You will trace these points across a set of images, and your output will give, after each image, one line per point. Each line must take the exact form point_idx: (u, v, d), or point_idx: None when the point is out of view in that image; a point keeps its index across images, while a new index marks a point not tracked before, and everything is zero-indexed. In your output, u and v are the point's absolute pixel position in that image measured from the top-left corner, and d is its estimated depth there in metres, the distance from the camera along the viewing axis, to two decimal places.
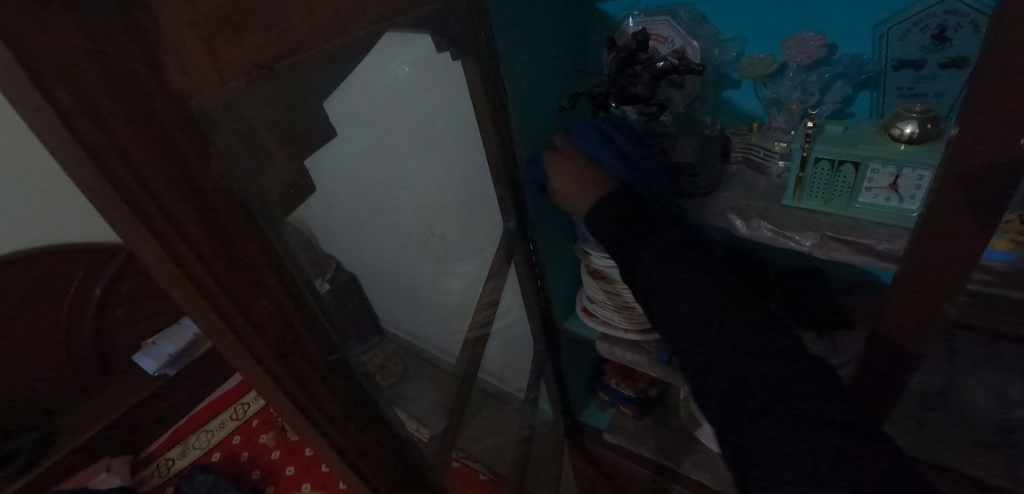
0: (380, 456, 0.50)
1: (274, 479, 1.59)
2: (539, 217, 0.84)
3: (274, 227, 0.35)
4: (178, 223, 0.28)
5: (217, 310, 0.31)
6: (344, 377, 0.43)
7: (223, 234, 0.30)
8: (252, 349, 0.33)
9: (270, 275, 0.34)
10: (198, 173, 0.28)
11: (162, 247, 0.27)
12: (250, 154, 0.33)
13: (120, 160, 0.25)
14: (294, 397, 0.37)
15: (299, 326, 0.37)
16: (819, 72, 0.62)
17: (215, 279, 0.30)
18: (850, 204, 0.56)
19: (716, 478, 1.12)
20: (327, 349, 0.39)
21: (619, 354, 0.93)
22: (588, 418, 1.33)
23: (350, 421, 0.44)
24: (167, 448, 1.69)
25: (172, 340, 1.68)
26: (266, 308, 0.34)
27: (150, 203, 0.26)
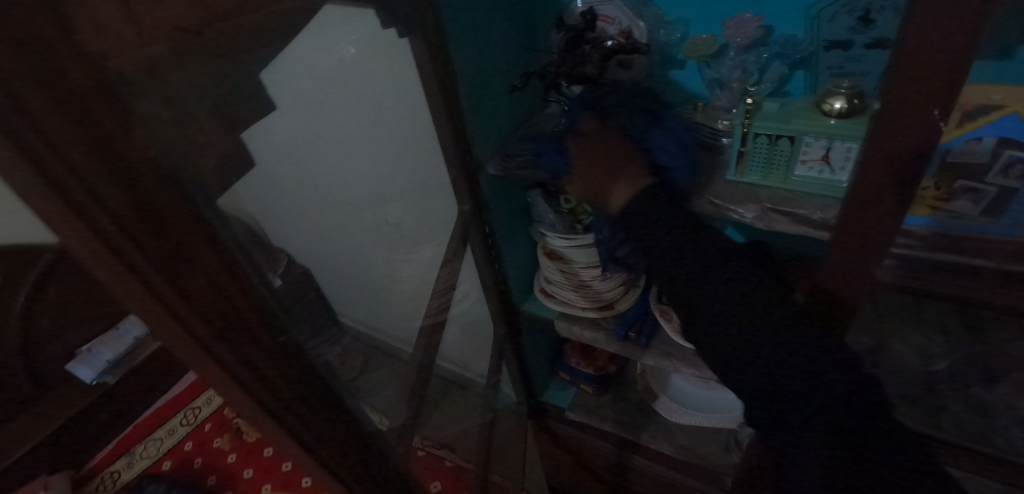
0: (339, 444, 0.49)
1: (230, 483, 1.55)
2: (493, 200, 0.84)
3: (205, 205, 0.34)
4: (104, 201, 0.26)
5: (153, 291, 0.30)
6: (296, 364, 0.42)
7: (152, 212, 0.29)
8: (197, 334, 0.33)
9: (210, 258, 0.33)
10: (120, 145, 0.27)
11: (87, 226, 0.26)
12: (178, 133, 0.33)
13: (32, 132, 0.23)
14: (244, 385, 0.37)
15: (244, 307, 0.36)
16: (757, 51, 0.65)
17: (147, 257, 0.29)
18: (787, 176, 0.59)
19: (674, 446, 1.18)
20: (267, 343, 0.39)
21: (578, 332, 0.94)
22: (551, 398, 1.35)
23: (306, 409, 0.44)
24: (112, 460, 1.62)
25: (110, 344, 1.52)
26: (207, 289, 0.33)
27: (72, 180, 0.25)
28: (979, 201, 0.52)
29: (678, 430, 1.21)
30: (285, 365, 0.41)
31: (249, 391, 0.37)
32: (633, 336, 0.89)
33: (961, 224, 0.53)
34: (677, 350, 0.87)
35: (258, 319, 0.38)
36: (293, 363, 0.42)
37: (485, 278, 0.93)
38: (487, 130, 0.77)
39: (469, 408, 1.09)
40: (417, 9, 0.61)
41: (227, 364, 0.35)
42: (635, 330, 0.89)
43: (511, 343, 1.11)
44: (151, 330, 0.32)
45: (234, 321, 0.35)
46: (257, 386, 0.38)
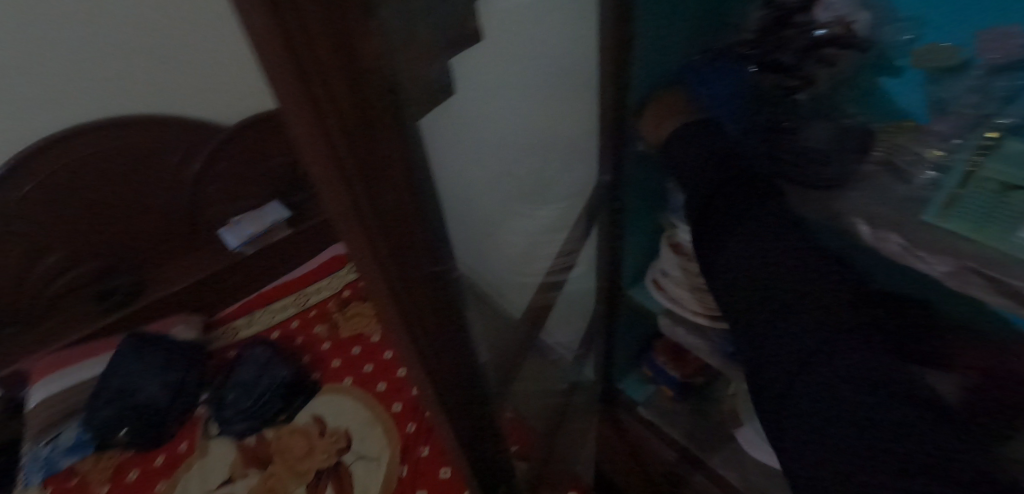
0: (449, 370, 0.52)
1: (319, 366, 1.71)
2: (630, 177, 0.80)
3: (403, 117, 0.35)
4: (336, 103, 0.28)
5: (351, 195, 0.31)
6: (434, 287, 0.44)
7: (366, 117, 0.30)
8: (373, 242, 0.35)
9: (397, 167, 0.35)
10: (356, 44, 0.28)
11: (320, 127, 0.27)
12: (408, 40, 0.33)
13: (299, 31, 0.24)
14: (396, 294, 0.40)
15: (411, 220, 0.38)
16: (1014, 75, 0.52)
17: (353, 162, 0.30)
18: (1010, 234, 0.47)
19: (743, 479, 1.11)
20: (414, 263, 0.40)
21: (681, 334, 0.90)
22: (626, 387, 1.31)
23: (431, 331, 0.46)
24: (236, 317, 1.83)
25: (254, 222, 1.83)
26: (389, 198, 0.35)
27: (318, 81, 0.26)
28: None
29: (752, 465, 1.13)
30: (423, 287, 0.43)
31: (396, 302, 0.40)
32: (742, 356, 0.83)
33: None
34: None
35: (412, 239, 0.39)
36: (425, 288, 0.43)
37: (602, 252, 0.91)
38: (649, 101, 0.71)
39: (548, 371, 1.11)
40: None
41: (386, 276, 0.38)
42: (744, 351, 0.82)
43: (606, 323, 1.08)
44: (337, 231, 0.34)
45: (400, 235, 0.38)
46: (400, 300, 0.40)
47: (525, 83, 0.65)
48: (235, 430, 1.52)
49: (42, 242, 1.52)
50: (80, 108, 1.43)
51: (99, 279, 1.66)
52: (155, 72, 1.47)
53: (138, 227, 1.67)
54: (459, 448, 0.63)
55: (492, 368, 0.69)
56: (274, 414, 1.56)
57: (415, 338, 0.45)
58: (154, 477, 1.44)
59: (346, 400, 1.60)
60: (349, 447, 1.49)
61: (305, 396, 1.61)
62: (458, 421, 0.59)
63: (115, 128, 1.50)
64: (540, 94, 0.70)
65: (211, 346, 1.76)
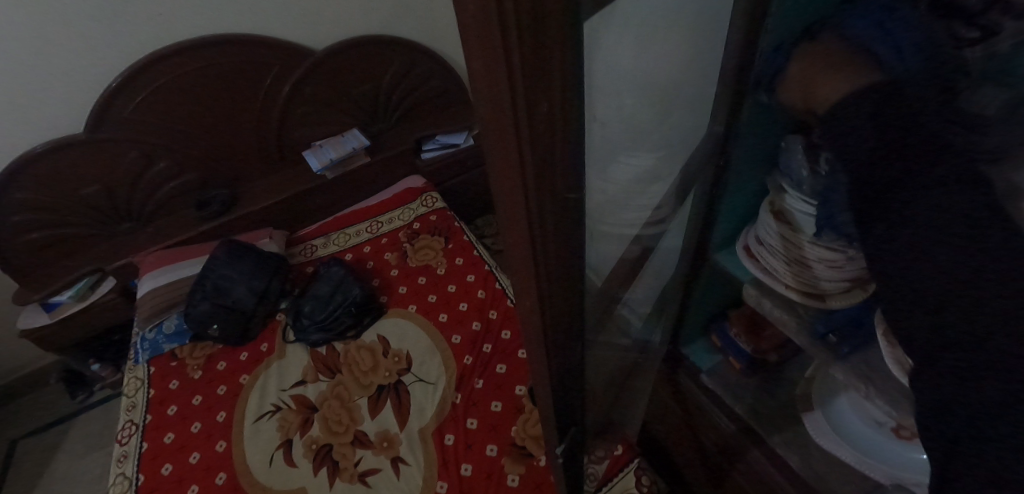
0: (551, 314, 0.52)
1: (389, 290, 1.79)
2: (746, 132, 0.74)
3: (573, 31, 0.33)
4: (518, 4, 0.26)
5: (512, 104, 0.31)
6: (562, 220, 0.44)
7: (541, 16, 0.29)
8: (522, 160, 0.34)
9: (556, 78, 0.34)
10: None
11: (499, 28, 0.27)
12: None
13: None
14: (531, 218, 0.39)
15: (557, 138, 0.37)
16: None
17: (520, 66, 0.29)
18: None
19: (803, 463, 1.07)
20: (548, 192, 0.40)
21: (766, 307, 0.85)
22: (691, 353, 1.28)
23: (549, 267, 0.46)
24: (314, 237, 1.94)
25: (335, 146, 1.88)
26: (543, 111, 0.34)
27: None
28: None
29: (816, 451, 1.08)
30: (553, 214, 0.43)
31: (528, 227, 0.40)
32: (833, 339, 0.79)
33: None
34: (879, 373, 0.75)
35: (554, 161, 0.38)
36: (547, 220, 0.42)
37: (696, 210, 0.87)
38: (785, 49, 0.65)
39: None
40: None
41: (528, 195, 0.37)
42: (838, 334, 0.78)
43: (684, 285, 1.05)
44: (485, 138, 0.34)
45: (546, 157, 0.37)
46: (533, 226, 0.40)
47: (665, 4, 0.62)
48: (310, 339, 1.64)
49: (152, 148, 1.64)
50: (197, 24, 1.53)
51: (200, 187, 1.80)
52: None
53: (235, 143, 1.77)
54: (536, 389, 0.63)
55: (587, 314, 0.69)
56: (345, 329, 1.65)
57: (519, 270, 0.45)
58: (240, 370, 1.60)
59: (409, 326, 1.68)
60: (409, 369, 1.57)
61: (374, 316, 1.70)
62: (554, 365, 0.59)
63: (223, 45, 1.58)
64: (678, 18, 0.67)
65: (292, 261, 1.88)
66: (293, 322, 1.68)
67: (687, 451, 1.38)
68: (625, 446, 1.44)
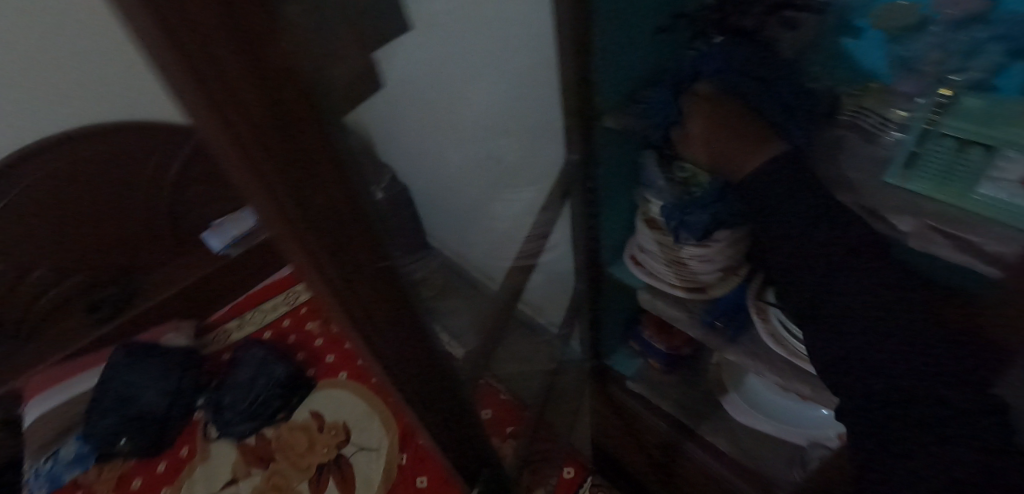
0: (416, 360, 0.53)
1: (314, 362, 1.71)
2: (605, 153, 0.79)
3: (332, 113, 0.34)
4: (245, 109, 0.26)
5: (277, 197, 0.31)
6: (394, 283, 0.45)
7: (285, 123, 0.29)
8: (310, 242, 0.34)
9: (329, 172, 0.34)
10: (264, 48, 0.26)
11: (231, 134, 0.26)
12: (319, 31, 0.33)
13: (193, 37, 0.22)
14: (339, 294, 0.39)
15: (350, 222, 0.37)
16: (971, 31, 0.53)
17: (274, 169, 0.30)
18: (968, 192, 0.49)
19: (732, 444, 1.13)
20: (360, 262, 0.40)
21: (660, 307, 0.90)
22: (615, 363, 1.31)
23: (388, 327, 0.47)
24: (226, 320, 1.83)
25: (235, 223, 1.80)
26: (320, 204, 0.34)
27: (222, 90, 0.25)
28: None
29: (741, 431, 1.14)
30: (378, 282, 0.43)
31: (340, 303, 0.40)
32: (720, 326, 0.84)
33: None
34: (764, 352, 0.80)
35: (358, 241, 0.39)
36: (371, 291, 0.42)
37: (578, 232, 0.91)
38: (614, 81, 0.70)
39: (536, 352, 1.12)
40: None
41: (328, 275, 0.37)
42: (723, 320, 0.83)
43: (589, 302, 1.09)
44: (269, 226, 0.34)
45: (342, 242, 0.37)
46: (343, 300, 0.40)
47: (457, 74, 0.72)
48: (236, 431, 1.51)
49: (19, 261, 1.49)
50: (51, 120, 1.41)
51: (85, 292, 1.64)
52: (122, 77, 1.46)
53: (123, 239, 1.64)
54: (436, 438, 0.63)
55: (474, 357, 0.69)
56: (274, 412, 1.56)
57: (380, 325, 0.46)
58: (157, 484, 1.45)
59: (343, 395, 1.61)
60: (349, 439, 1.50)
61: (302, 393, 1.61)
62: (431, 405, 0.60)
63: (88, 139, 1.47)
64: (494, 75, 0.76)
65: (205, 350, 1.75)
66: (212, 418, 1.55)
67: (636, 462, 1.38)
68: (576, 467, 1.60)
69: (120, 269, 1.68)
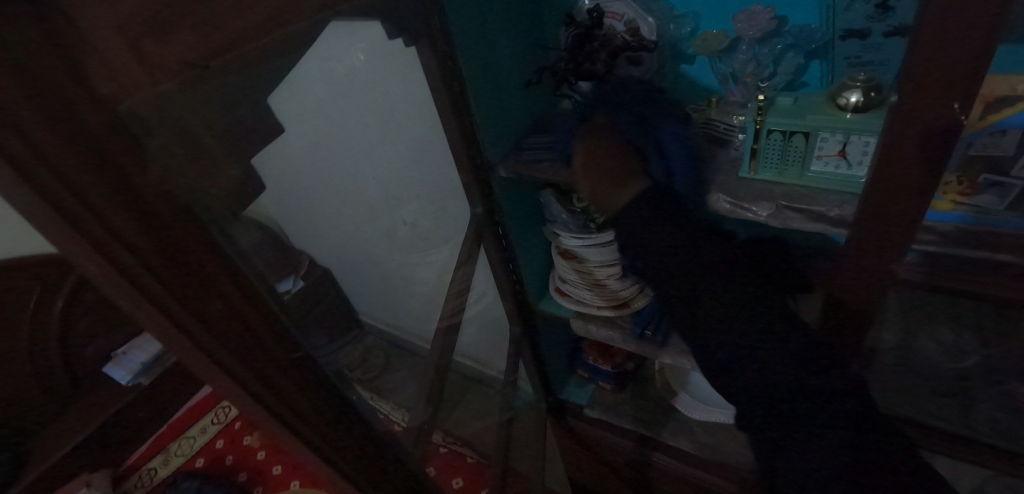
0: (365, 447, 0.52)
1: (262, 480, 1.59)
2: (506, 202, 0.84)
3: (220, 229, 0.35)
4: (121, 235, 0.28)
5: (171, 320, 0.31)
6: (316, 378, 0.44)
7: (171, 247, 0.31)
8: (216, 360, 0.34)
9: (228, 284, 0.35)
10: (136, 179, 0.29)
11: (107, 261, 0.28)
12: (196, 156, 0.35)
13: (56, 181, 0.25)
14: (266, 401, 0.39)
15: (258, 326, 0.38)
16: (771, 43, 0.63)
17: (167, 290, 0.30)
18: (803, 172, 0.58)
19: (693, 443, 1.17)
20: (280, 357, 0.40)
21: (593, 331, 0.94)
22: (569, 395, 1.33)
23: (329, 419, 0.46)
24: (149, 457, 1.71)
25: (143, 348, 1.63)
26: (224, 316, 0.35)
27: (90, 217, 0.27)
28: (1005, 195, 0.49)
29: (698, 427, 1.19)
30: (305, 375, 0.43)
31: (269, 408, 0.39)
32: (648, 334, 0.88)
33: (987, 218, 0.50)
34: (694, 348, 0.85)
35: (272, 343, 0.39)
36: (300, 386, 0.42)
37: (500, 278, 0.94)
38: (498, 136, 0.76)
39: (489, 406, 1.12)
40: (427, 15, 0.60)
41: (249, 386, 0.37)
42: (651, 328, 0.88)
43: (527, 342, 1.11)
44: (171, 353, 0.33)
45: (257, 350, 0.37)
46: (275, 401, 0.40)
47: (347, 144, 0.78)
48: None
49: None
50: None
51: None
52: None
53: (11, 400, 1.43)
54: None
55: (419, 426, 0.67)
56: None
57: (316, 420, 0.44)
58: None
59: None
60: None
61: None
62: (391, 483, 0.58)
63: None
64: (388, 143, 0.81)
65: None
66: None
67: (610, 487, 1.40)
68: None
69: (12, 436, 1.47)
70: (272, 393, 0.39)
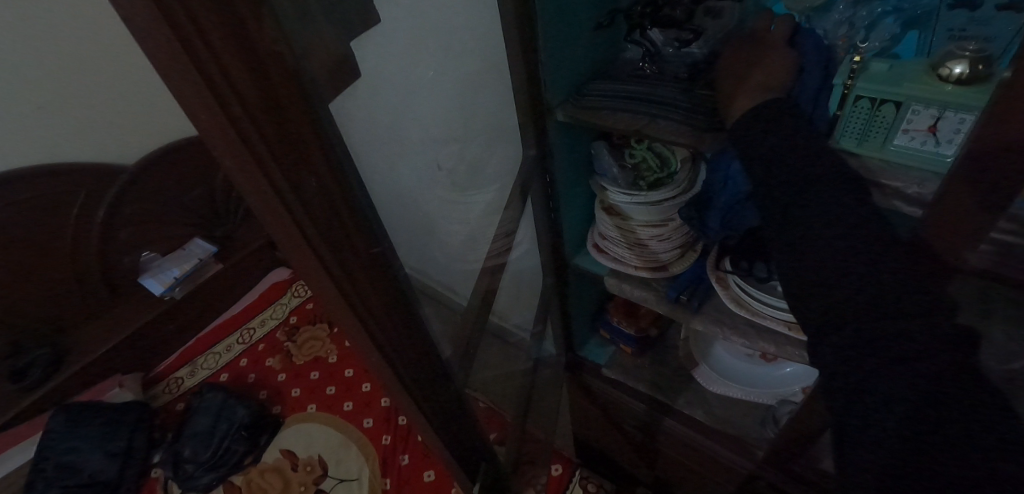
0: (406, 368, 0.53)
1: (279, 399, 1.65)
2: (559, 147, 0.83)
3: (324, 112, 0.36)
4: (238, 91, 0.28)
5: (270, 179, 0.32)
6: (384, 285, 0.46)
7: (280, 113, 0.31)
8: (305, 232, 0.36)
9: (323, 165, 0.36)
10: (258, 40, 0.28)
11: (221, 111, 0.28)
12: (305, 39, 0.35)
13: (190, 24, 0.24)
14: (338, 285, 0.40)
15: (344, 213, 0.39)
16: (869, 6, 0.60)
17: (272, 154, 0.31)
18: (884, 146, 0.55)
19: (707, 414, 1.17)
20: (350, 260, 0.41)
21: (627, 290, 0.94)
22: (588, 353, 1.34)
23: (380, 330, 0.47)
24: (176, 368, 1.74)
25: (178, 263, 1.74)
26: (317, 192, 0.36)
27: (213, 64, 0.26)
28: None
29: (714, 399, 1.19)
30: (373, 285, 0.44)
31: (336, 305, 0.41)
32: (684, 299, 0.87)
33: None
34: (729, 319, 0.83)
35: (348, 239, 0.40)
36: (357, 297, 0.43)
37: (542, 226, 0.94)
38: (563, 74, 0.73)
39: (513, 352, 1.13)
40: None
41: (335, 270, 0.39)
42: (687, 293, 0.87)
43: (558, 295, 1.12)
44: (268, 221, 0.36)
45: (344, 240, 0.39)
46: (346, 291, 0.41)
47: (409, 81, 0.74)
48: (201, 483, 1.45)
49: None
50: None
51: (14, 354, 1.51)
52: (42, 109, 1.36)
53: (52, 293, 1.53)
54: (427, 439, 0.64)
55: (450, 354, 0.68)
56: (239, 459, 1.50)
57: (373, 327, 0.46)
58: None
59: (315, 427, 1.56)
60: (326, 473, 1.46)
61: (270, 432, 1.56)
62: (424, 405, 0.59)
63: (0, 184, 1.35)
64: (443, 81, 0.78)
65: (155, 403, 1.67)
66: (172, 474, 1.47)
67: (616, 447, 1.42)
68: (563, 463, 1.60)
69: (55, 328, 1.57)
70: (346, 282, 0.41)
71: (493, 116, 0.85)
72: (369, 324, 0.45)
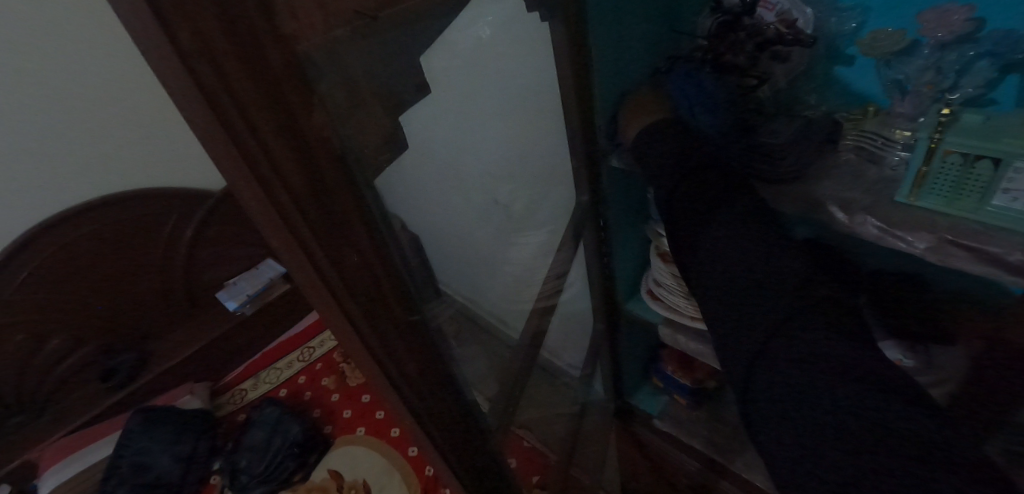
0: (440, 416, 0.51)
1: (330, 419, 1.68)
2: (613, 193, 0.81)
3: (365, 179, 0.36)
4: (278, 168, 0.29)
5: (310, 258, 0.32)
6: (420, 338, 0.45)
7: (320, 189, 0.32)
8: (345, 306, 0.36)
9: (364, 236, 0.36)
10: (300, 117, 0.29)
11: (265, 194, 0.29)
12: (356, 93, 0.36)
13: (233, 106, 0.26)
14: (374, 351, 0.40)
15: (383, 280, 0.39)
16: (960, 49, 0.54)
17: (313, 232, 0.32)
18: (981, 206, 0.48)
19: (770, 480, 1.07)
20: (389, 322, 0.41)
21: (682, 342, 0.89)
22: (639, 402, 1.27)
23: (418, 378, 0.46)
24: (242, 379, 1.82)
25: (251, 281, 1.84)
26: (357, 267, 0.36)
27: (256, 147, 0.27)
28: None
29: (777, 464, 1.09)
30: (412, 341, 0.44)
31: (374, 363, 0.40)
32: None
33: None
34: None
35: (388, 308, 0.40)
36: (394, 356, 0.42)
37: (593, 270, 0.91)
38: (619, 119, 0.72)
39: (559, 396, 1.10)
40: None
41: (369, 345, 0.39)
42: None
43: (608, 340, 1.08)
44: (309, 297, 0.36)
45: (381, 311, 0.39)
46: (381, 357, 0.41)
47: (469, 127, 0.75)
48: None
49: (40, 327, 1.49)
50: (76, 189, 1.44)
51: (99, 359, 1.63)
52: (141, 144, 1.51)
53: (137, 304, 1.66)
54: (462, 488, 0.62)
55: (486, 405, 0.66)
56: (289, 474, 1.53)
57: (409, 385, 0.46)
58: None
59: (363, 450, 1.57)
60: None
61: (319, 451, 1.59)
62: (459, 459, 0.57)
63: (103, 206, 1.49)
64: (499, 125, 0.79)
65: (219, 412, 1.75)
66: (229, 481, 1.52)
67: None
68: None
69: (138, 336, 1.70)
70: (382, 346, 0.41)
71: (548, 155, 0.84)
72: (405, 381, 0.44)
